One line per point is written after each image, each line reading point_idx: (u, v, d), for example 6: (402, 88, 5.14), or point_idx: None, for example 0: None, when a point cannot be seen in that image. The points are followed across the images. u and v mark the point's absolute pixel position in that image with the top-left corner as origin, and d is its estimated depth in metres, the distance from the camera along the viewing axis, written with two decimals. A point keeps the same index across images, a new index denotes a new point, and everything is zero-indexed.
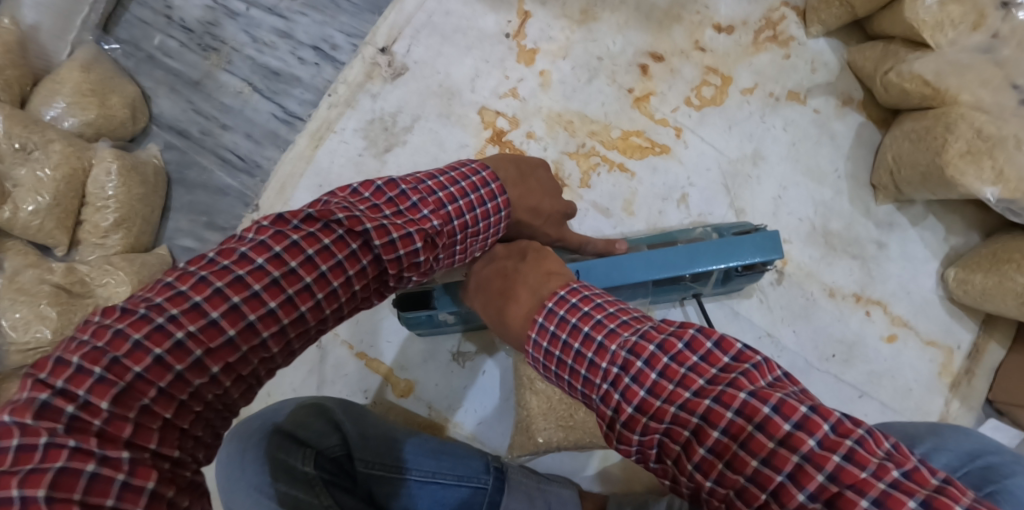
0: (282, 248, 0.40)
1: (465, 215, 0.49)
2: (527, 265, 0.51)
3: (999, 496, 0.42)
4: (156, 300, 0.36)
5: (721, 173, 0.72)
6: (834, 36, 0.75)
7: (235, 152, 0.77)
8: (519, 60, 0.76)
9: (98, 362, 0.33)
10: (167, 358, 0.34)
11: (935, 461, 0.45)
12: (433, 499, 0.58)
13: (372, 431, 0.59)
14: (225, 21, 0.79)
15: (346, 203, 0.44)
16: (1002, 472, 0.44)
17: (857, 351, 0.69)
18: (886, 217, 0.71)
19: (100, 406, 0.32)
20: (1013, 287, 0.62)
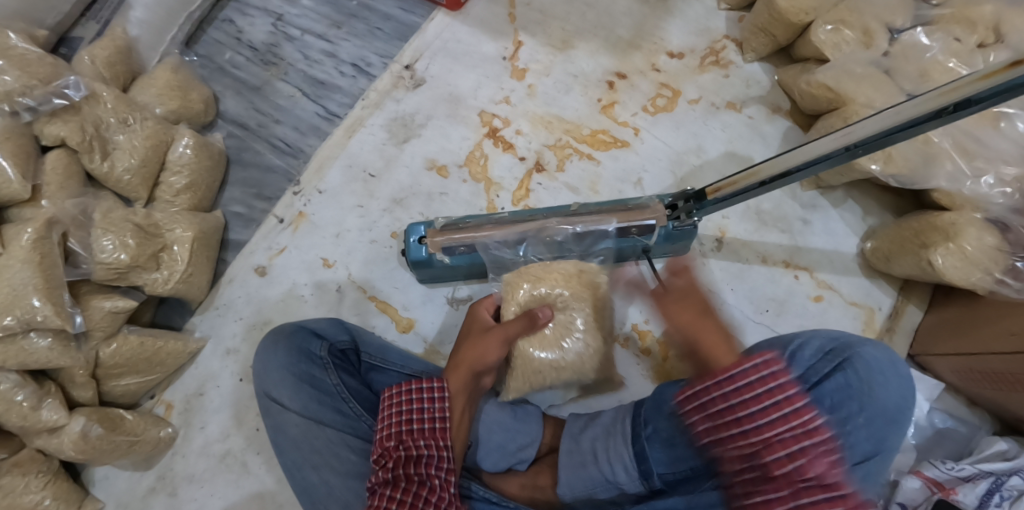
0: (388, 456, 0.58)
1: (408, 398, 0.61)
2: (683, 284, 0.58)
3: (856, 361, 0.55)
4: (436, 479, 0.56)
5: (669, 162, 0.86)
6: (766, 62, 0.93)
7: (284, 140, 0.95)
8: (512, 76, 0.92)
9: (450, 486, 0.57)
10: (448, 458, 0.58)
11: (812, 344, 0.57)
12: None
13: (379, 341, 0.74)
14: (284, 43, 1.01)
15: (388, 450, 0.59)
16: (859, 346, 0.57)
17: (788, 306, 0.81)
18: (810, 200, 0.85)
19: (452, 486, 0.58)
20: (911, 246, 0.75)
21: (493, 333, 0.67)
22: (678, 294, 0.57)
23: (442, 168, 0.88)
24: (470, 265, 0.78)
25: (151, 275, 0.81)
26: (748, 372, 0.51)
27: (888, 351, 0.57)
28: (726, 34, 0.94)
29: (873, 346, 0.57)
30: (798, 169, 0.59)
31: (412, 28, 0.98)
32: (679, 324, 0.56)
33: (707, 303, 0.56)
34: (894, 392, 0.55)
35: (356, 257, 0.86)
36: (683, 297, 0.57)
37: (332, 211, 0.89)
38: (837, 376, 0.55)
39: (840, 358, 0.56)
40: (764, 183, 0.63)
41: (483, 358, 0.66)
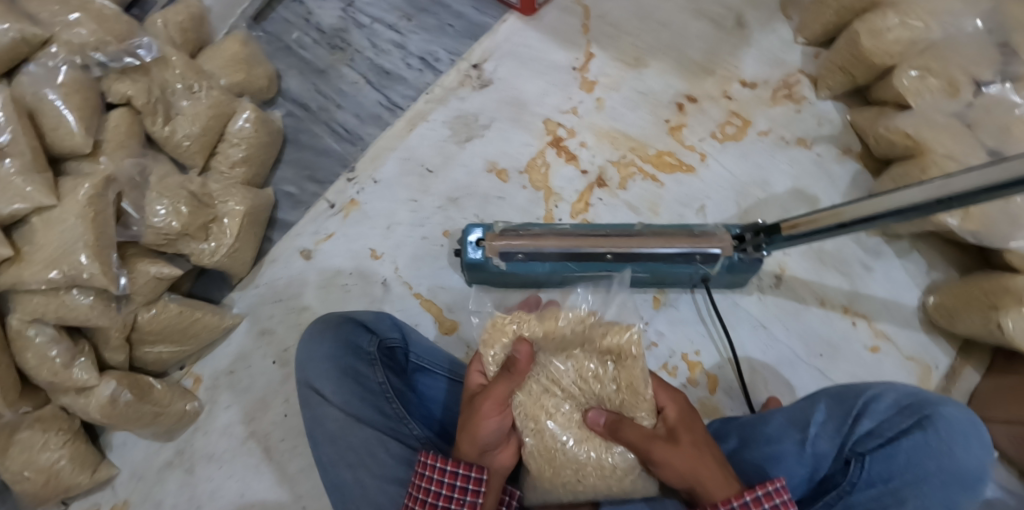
0: None
1: (429, 482, 0.55)
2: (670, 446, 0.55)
3: (935, 421, 0.53)
4: None
5: (734, 192, 0.84)
6: (840, 101, 0.91)
7: (343, 125, 0.94)
8: (581, 87, 0.91)
9: None
10: None
11: (884, 399, 0.56)
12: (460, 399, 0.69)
13: (427, 343, 0.72)
14: (352, 29, 1.01)
15: None
16: (934, 403, 0.55)
17: (842, 352, 0.78)
18: (874, 246, 0.83)
19: None
20: (982, 303, 0.72)
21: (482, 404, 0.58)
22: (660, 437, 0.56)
23: (502, 172, 0.86)
24: (522, 273, 0.76)
25: (199, 245, 0.80)
26: None
27: (968, 412, 0.55)
28: (801, 69, 0.92)
29: (953, 405, 0.54)
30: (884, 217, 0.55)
31: (482, 28, 0.97)
32: (667, 474, 0.55)
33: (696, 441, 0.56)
34: (972, 457, 0.52)
35: (406, 251, 0.85)
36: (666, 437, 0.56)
37: (385, 202, 0.87)
38: (916, 434, 0.53)
39: (918, 416, 0.54)
40: (845, 225, 0.60)
41: (478, 435, 0.58)
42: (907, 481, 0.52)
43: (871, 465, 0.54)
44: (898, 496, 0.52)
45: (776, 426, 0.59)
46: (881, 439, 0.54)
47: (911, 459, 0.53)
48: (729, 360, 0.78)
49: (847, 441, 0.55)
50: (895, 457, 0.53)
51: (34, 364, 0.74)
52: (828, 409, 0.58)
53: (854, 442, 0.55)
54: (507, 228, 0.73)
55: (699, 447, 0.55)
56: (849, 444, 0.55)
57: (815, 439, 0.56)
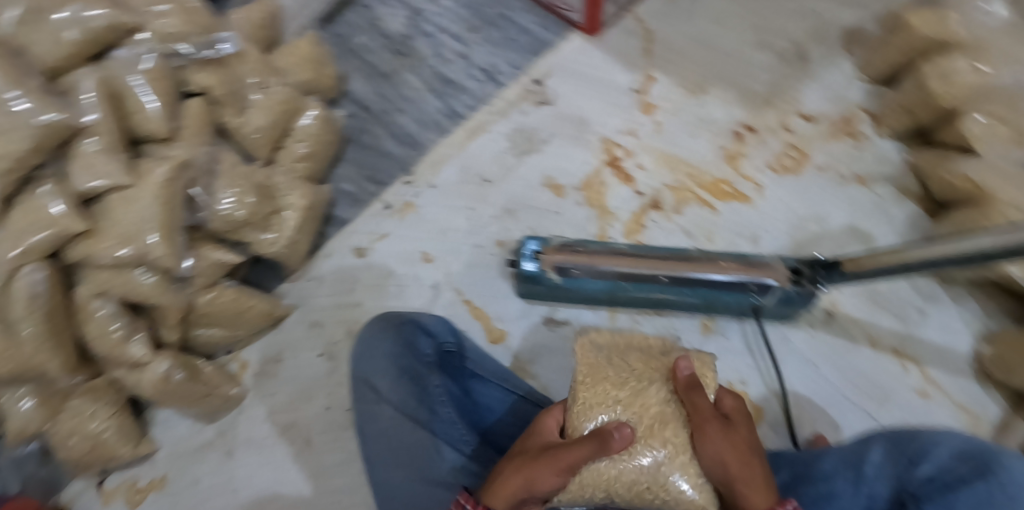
0: None
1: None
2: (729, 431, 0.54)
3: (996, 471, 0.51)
4: None
5: (789, 224, 0.84)
6: (901, 141, 0.90)
7: (403, 129, 0.96)
8: (641, 109, 0.92)
9: None
10: None
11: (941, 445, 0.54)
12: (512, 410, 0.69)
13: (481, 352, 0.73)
14: (418, 37, 1.03)
15: None
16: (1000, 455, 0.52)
17: (891, 395, 0.77)
18: (928, 290, 0.82)
19: None
20: None
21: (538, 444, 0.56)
22: (719, 420, 0.54)
23: (558, 188, 0.87)
24: (575, 289, 0.77)
25: (260, 235, 0.83)
26: None
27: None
28: (863, 107, 0.92)
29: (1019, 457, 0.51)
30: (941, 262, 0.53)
31: (545, 44, 0.99)
32: (707, 454, 0.52)
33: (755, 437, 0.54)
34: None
35: (458, 258, 0.86)
36: (726, 424, 0.54)
37: (440, 207, 0.89)
38: (979, 482, 0.50)
39: (979, 463, 0.52)
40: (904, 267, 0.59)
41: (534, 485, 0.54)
42: None
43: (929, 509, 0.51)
44: None
45: (832, 465, 0.59)
46: (939, 483, 0.52)
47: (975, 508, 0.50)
48: (776, 393, 0.77)
49: (903, 483, 0.54)
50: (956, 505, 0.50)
51: (95, 335, 0.75)
52: (883, 451, 0.57)
53: (909, 483, 0.53)
54: (562, 242, 0.75)
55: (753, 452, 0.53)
56: (905, 486, 0.53)
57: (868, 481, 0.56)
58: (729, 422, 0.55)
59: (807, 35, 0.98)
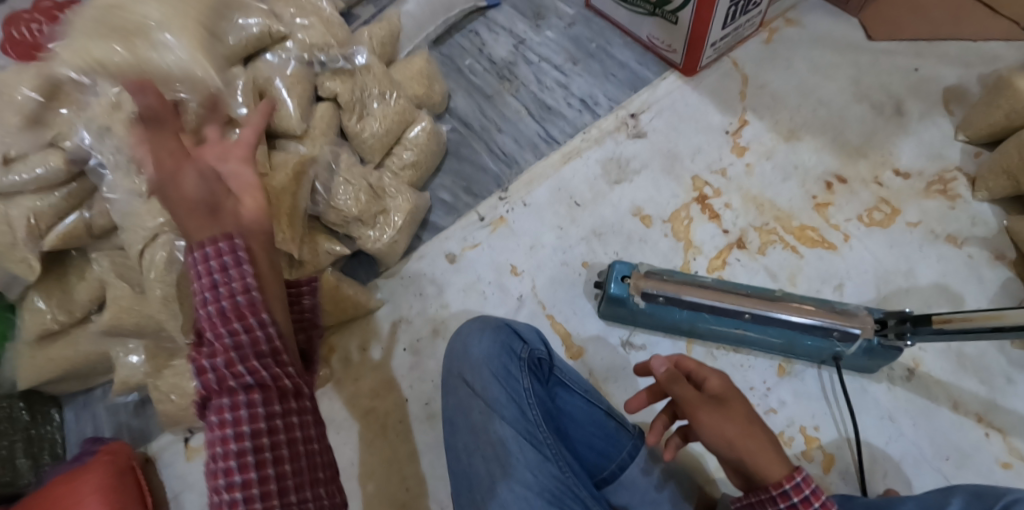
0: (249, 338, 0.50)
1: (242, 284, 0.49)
2: (712, 412, 0.53)
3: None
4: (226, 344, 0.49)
5: (875, 276, 0.84)
6: (998, 205, 0.89)
7: (502, 148, 1.02)
8: (732, 150, 0.95)
9: None
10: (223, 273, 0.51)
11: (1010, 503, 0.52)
12: (593, 421, 0.71)
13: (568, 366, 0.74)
14: (522, 64, 1.11)
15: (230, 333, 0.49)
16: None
17: (971, 461, 0.76)
18: (1020, 359, 0.80)
19: None
20: None
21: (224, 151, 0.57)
22: (700, 400, 0.54)
23: (646, 217, 0.91)
24: (656, 316, 0.80)
25: (367, 231, 0.90)
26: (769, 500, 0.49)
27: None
28: (960, 167, 0.92)
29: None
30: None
31: (643, 80, 1.05)
32: (709, 437, 0.53)
33: (747, 411, 0.54)
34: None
35: (543, 273, 0.90)
36: (709, 403, 0.54)
37: (530, 223, 0.94)
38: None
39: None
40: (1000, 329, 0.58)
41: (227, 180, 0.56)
42: None
43: None
44: None
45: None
46: None
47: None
48: (848, 442, 0.77)
49: None
50: None
51: None
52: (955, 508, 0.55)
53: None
54: (642, 267, 0.79)
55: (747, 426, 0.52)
56: None
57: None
58: (717, 401, 0.54)
59: (905, 92, 0.99)
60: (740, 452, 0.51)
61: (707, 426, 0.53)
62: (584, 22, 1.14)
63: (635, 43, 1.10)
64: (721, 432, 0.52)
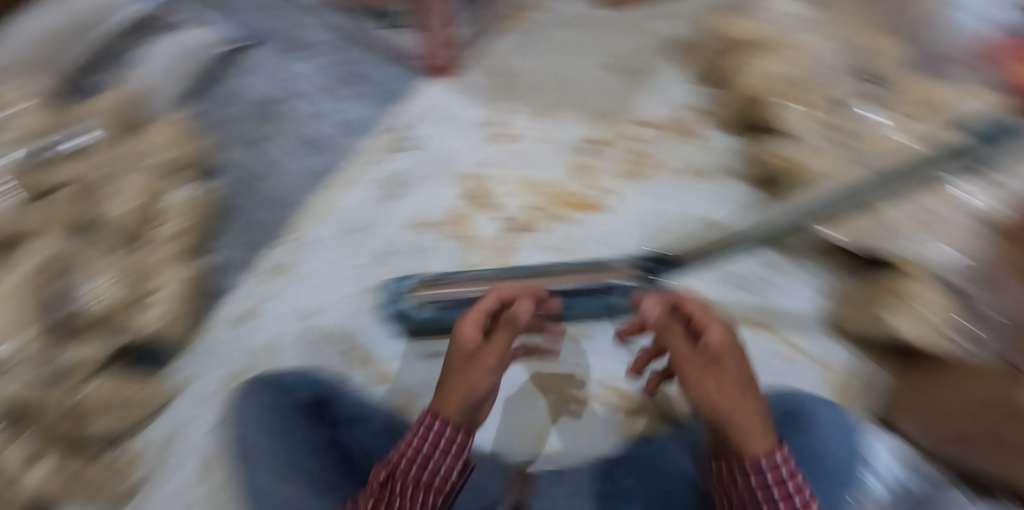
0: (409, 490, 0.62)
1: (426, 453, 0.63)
2: (704, 372, 0.60)
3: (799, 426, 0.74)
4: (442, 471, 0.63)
5: (641, 224, 0.91)
6: (732, 134, 0.99)
7: (276, 192, 0.98)
8: (494, 142, 0.99)
9: None
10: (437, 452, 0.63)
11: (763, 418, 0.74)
12: (381, 444, 0.75)
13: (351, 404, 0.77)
14: (282, 101, 1.06)
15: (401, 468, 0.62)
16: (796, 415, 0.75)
17: (756, 365, 0.84)
18: (771, 262, 0.91)
19: None
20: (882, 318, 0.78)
21: (481, 360, 0.66)
22: (700, 362, 0.61)
23: (426, 226, 0.93)
24: (445, 319, 0.81)
25: (135, 318, 0.80)
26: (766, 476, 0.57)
27: (834, 413, 0.76)
28: (693, 110, 1.01)
29: (822, 410, 0.76)
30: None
31: (402, 93, 1.05)
32: (691, 396, 0.61)
33: (741, 365, 0.61)
34: (834, 445, 0.74)
35: (337, 308, 0.88)
36: (709, 368, 0.60)
37: (318, 261, 0.92)
38: (793, 434, 0.74)
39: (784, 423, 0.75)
40: None
41: (469, 391, 0.64)
42: None
43: None
44: None
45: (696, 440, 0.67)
46: (759, 440, 0.74)
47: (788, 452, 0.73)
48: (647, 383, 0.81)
49: None
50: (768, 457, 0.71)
51: None
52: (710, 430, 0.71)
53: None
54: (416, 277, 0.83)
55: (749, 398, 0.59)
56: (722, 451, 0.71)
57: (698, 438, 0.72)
58: (716, 363, 0.61)
59: (638, 55, 1.08)
60: (742, 423, 0.58)
61: (694, 385, 0.61)
62: (337, 46, 1.12)
63: (387, 58, 1.10)
64: (700, 388, 0.60)
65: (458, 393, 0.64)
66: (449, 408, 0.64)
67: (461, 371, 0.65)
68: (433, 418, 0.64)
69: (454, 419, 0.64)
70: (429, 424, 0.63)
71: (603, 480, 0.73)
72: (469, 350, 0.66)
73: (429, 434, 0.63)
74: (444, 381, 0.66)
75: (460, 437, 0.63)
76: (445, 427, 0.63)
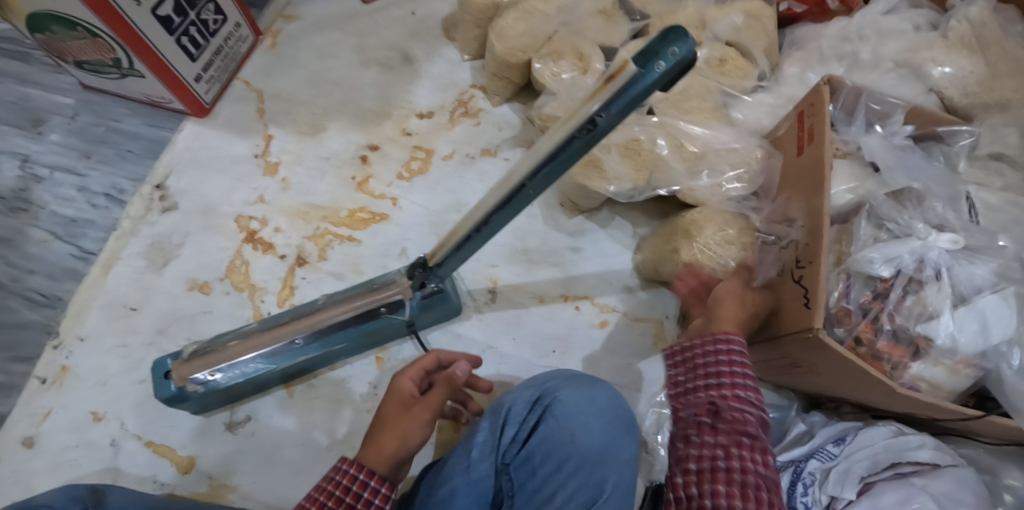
0: None
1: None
2: (731, 284, 0.64)
3: (552, 407, 0.54)
4: None
5: (430, 224, 0.84)
6: (516, 101, 0.92)
7: (38, 290, 0.87)
8: (264, 173, 0.89)
9: None
10: None
11: (516, 406, 0.55)
12: None
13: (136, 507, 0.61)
14: (31, 185, 0.94)
15: None
16: (558, 388, 0.56)
17: (572, 341, 0.78)
18: (577, 227, 0.85)
19: None
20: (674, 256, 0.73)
21: (416, 406, 0.55)
22: (737, 286, 0.64)
23: (203, 286, 0.83)
24: (232, 387, 0.74)
25: None
26: (715, 355, 0.52)
27: (587, 386, 0.56)
28: (472, 84, 0.94)
29: (572, 387, 0.55)
30: (495, 215, 0.57)
31: (161, 142, 0.94)
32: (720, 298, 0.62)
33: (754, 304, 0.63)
34: (595, 432, 0.53)
35: (127, 404, 0.80)
36: (740, 294, 0.63)
37: (95, 358, 0.83)
38: (540, 429, 0.53)
39: (542, 408, 0.55)
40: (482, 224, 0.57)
41: (408, 438, 0.53)
42: (546, 478, 0.51)
43: (516, 474, 0.53)
44: (548, 497, 0.51)
45: (478, 446, 0.54)
46: (521, 442, 0.54)
47: (542, 456, 0.52)
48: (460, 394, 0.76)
49: (497, 455, 0.54)
50: (532, 457, 0.53)
51: None
52: (478, 434, 0.55)
53: (501, 453, 0.54)
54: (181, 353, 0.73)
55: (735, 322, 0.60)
56: (497, 457, 0.54)
57: (450, 459, 0.56)
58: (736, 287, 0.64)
59: (408, 39, 0.98)
60: (731, 317, 0.59)
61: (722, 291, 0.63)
62: (85, 106, 0.99)
63: (142, 106, 0.98)
64: (724, 289, 0.63)
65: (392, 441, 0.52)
66: (374, 460, 0.51)
67: (395, 422, 0.54)
68: (358, 467, 0.48)
69: (383, 475, 0.51)
70: (354, 475, 0.48)
71: None
72: (408, 397, 0.57)
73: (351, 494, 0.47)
74: (372, 429, 0.55)
75: (386, 490, 0.48)
76: (379, 480, 0.48)
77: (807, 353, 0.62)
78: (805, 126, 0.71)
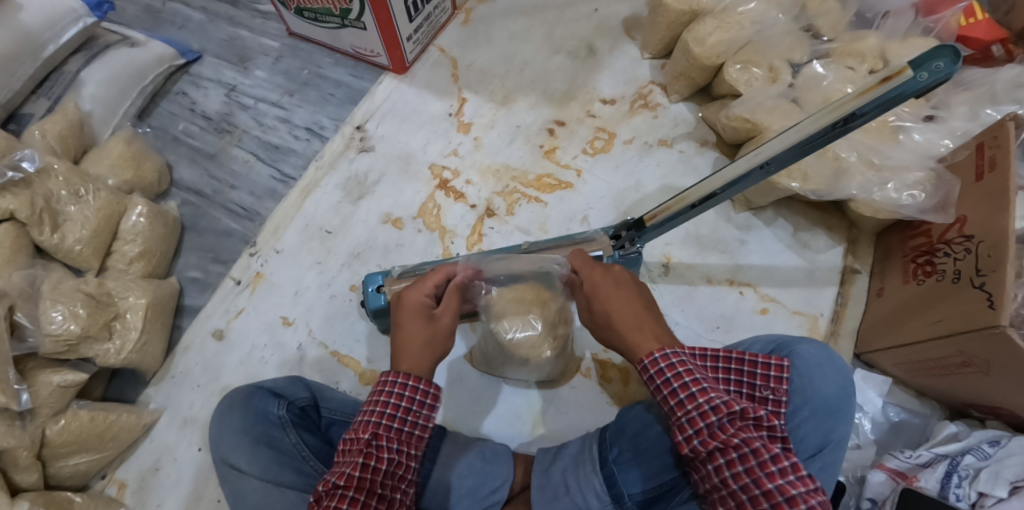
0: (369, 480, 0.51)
1: (407, 419, 0.54)
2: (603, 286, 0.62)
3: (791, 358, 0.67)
4: (414, 430, 0.54)
5: (612, 198, 0.92)
6: (690, 101, 1.01)
7: (241, 204, 0.97)
8: (458, 130, 0.98)
9: None
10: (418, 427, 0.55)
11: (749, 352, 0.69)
12: None
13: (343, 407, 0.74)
14: (238, 113, 1.05)
15: (372, 448, 0.52)
16: (791, 346, 0.68)
17: (736, 322, 0.88)
18: (744, 221, 0.94)
19: None
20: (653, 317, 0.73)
21: (440, 318, 0.61)
22: (605, 282, 0.62)
23: (397, 221, 0.92)
24: None
25: (103, 346, 0.79)
26: (652, 373, 0.55)
27: (822, 348, 0.68)
28: (652, 80, 1.02)
29: (808, 345, 0.68)
30: (721, 191, 0.64)
31: (361, 92, 1.04)
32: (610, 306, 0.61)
33: (639, 294, 0.62)
34: (830, 385, 0.65)
35: (316, 314, 0.88)
36: (610, 286, 0.62)
37: (291, 269, 0.91)
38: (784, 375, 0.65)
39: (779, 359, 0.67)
40: (716, 194, 0.65)
41: (436, 349, 0.59)
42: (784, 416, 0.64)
43: None
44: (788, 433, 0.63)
45: None
46: None
47: None
48: None
49: None
50: None
51: None
52: None
53: None
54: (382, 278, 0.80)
55: (633, 299, 0.61)
56: None
57: None
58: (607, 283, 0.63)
59: (593, 34, 1.08)
60: (626, 312, 0.59)
61: (607, 293, 0.61)
62: (291, 52, 1.10)
63: (344, 57, 1.08)
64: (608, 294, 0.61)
65: (418, 340, 0.59)
66: (402, 362, 0.57)
67: (419, 331, 0.60)
68: (404, 379, 0.55)
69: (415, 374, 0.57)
70: (399, 386, 0.54)
71: (601, 447, 0.67)
72: (428, 309, 0.61)
73: (398, 400, 0.54)
74: (396, 336, 0.59)
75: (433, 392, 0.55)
76: (425, 385, 0.55)
77: (981, 349, 0.68)
78: (984, 155, 0.76)
